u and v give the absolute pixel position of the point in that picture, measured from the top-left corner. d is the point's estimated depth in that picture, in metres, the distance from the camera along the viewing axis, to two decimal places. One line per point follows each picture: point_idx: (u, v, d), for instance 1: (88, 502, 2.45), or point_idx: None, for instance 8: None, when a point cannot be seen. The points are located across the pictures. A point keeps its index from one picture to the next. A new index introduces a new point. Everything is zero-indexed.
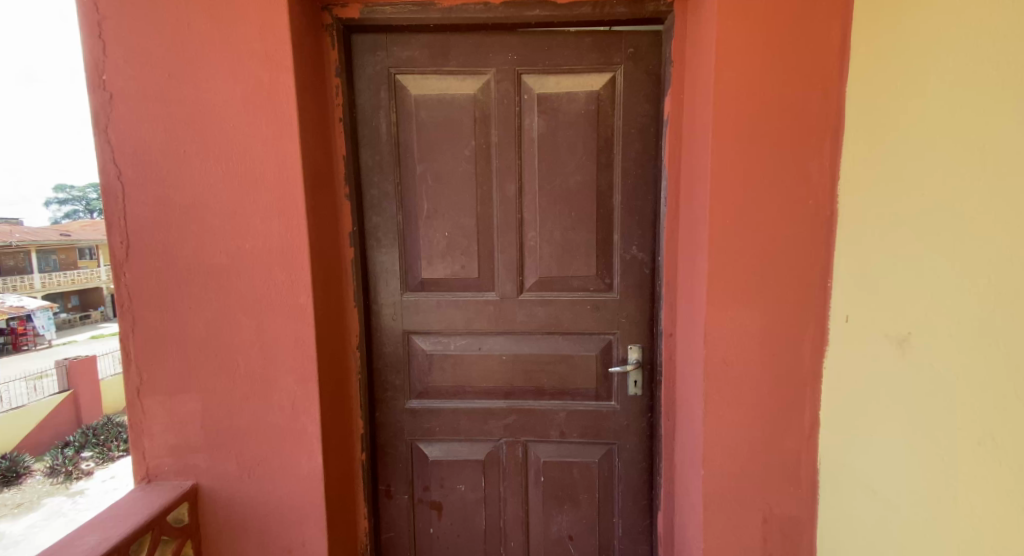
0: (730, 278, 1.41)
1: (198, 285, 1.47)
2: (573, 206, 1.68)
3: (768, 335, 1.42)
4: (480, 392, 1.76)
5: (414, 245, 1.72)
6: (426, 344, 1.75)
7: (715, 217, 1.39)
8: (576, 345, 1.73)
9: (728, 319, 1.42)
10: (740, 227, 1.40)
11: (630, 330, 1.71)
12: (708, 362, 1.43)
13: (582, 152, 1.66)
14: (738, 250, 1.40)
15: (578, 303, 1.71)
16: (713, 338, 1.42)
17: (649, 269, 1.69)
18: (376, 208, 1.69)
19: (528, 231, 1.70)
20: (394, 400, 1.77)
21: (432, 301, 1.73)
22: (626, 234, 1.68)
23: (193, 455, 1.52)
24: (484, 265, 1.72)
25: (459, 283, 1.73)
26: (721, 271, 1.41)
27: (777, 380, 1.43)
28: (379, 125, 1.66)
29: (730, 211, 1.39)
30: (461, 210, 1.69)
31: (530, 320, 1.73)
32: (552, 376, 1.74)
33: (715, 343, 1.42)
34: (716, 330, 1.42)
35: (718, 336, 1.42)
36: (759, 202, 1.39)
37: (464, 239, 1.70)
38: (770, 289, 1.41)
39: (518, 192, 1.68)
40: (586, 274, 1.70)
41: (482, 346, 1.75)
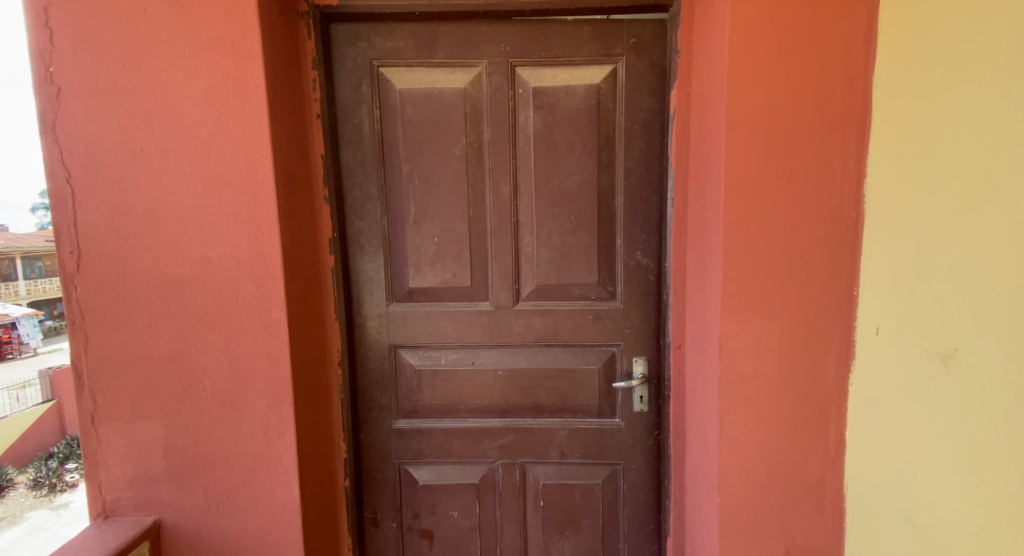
0: (746, 287, 1.29)
1: (157, 300, 1.33)
2: (572, 209, 1.55)
3: (789, 348, 1.30)
4: (473, 410, 1.63)
5: (400, 252, 1.58)
6: (415, 359, 1.62)
7: (731, 220, 1.27)
8: (576, 358, 1.60)
9: (745, 332, 1.30)
10: (758, 232, 1.28)
11: (634, 342, 1.59)
12: (722, 379, 1.31)
13: (581, 149, 1.53)
14: (756, 257, 1.28)
15: (579, 314, 1.58)
16: (728, 351, 1.30)
17: (654, 276, 1.57)
18: (359, 212, 1.56)
19: (524, 236, 1.57)
20: (380, 419, 1.63)
21: (421, 312, 1.60)
22: (629, 238, 1.56)
23: (155, 487, 1.38)
24: (476, 272, 1.59)
25: (450, 292, 1.59)
26: (736, 279, 1.29)
27: (799, 398, 1.31)
28: (361, 122, 1.53)
29: (747, 213, 1.27)
30: (451, 213, 1.56)
31: (526, 331, 1.59)
32: (551, 392, 1.61)
33: (730, 358, 1.30)
34: (731, 343, 1.30)
35: (734, 350, 1.30)
36: (780, 204, 1.27)
37: (455, 245, 1.57)
38: (791, 298, 1.29)
39: (513, 193, 1.55)
40: (586, 281, 1.57)
41: (475, 360, 1.61)
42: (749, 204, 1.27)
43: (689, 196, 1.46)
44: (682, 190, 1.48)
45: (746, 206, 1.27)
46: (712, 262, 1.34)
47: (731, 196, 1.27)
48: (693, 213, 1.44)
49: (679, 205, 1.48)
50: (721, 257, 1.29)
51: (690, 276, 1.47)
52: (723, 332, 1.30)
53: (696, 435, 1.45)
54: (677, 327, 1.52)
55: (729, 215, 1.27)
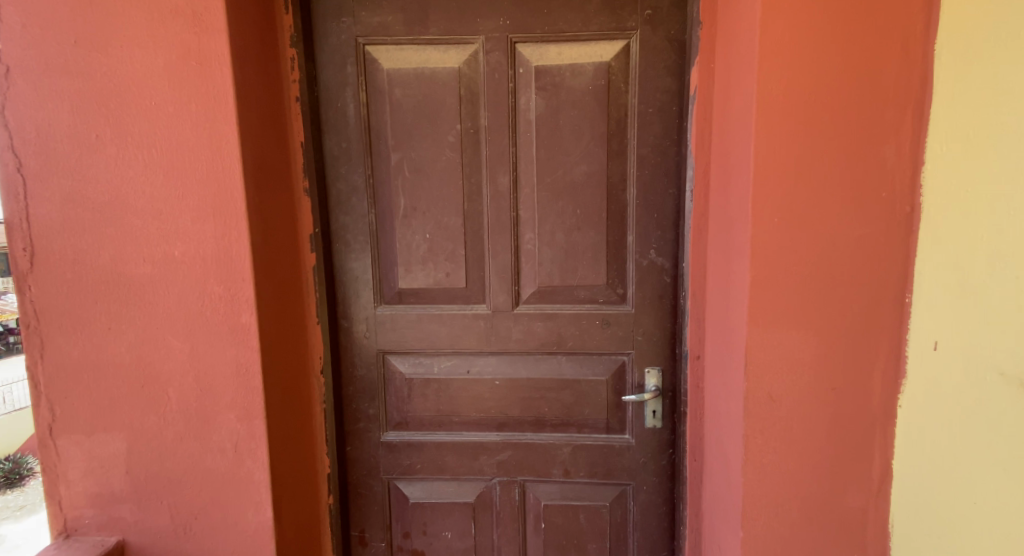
0: (776, 293, 1.13)
1: (117, 301, 1.20)
2: (579, 202, 1.39)
3: (827, 362, 1.14)
4: (469, 423, 1.49)
5: (389, 249, 1.44)
6: (405, 366, 1.48)
7: (758, 216, 1.12)
8: (582, 368, 1.45)
9: (775, 344, 1.15)
10: (790, 229, 1.12)
11: (646, 350, 1.43)
12: (748, 398, 1.16)
13: (590, 136, 1.38)
14: (788, 258, 1.12)
15: (585, 319, 1.43)
16: (755, 367, 1.16)
17: (670, 277, 1.41)
18: (343, 205, 1.41)
19: (524, 232, 1.42)
20: (367, 431, 1.50)
21: (412, 316, 1.45)
22: (642, 235, 1.40)
23: (118, 506, 1.26)
24: (472, 272, 1.44)
25: (443, 293, 1.45)
26: (765, 284, 1.13)
27: (837, 420, 1.16)
28: (345, 106, 1.38)
29: (777, 209, 1.11)
30: (444, 207, 1.41)
31: (527, 338, 1.44)
32: (554, 405, 1.46)
33: (760, 374, 1.16)
34: (758, 357, 1.15)
35: (762, 365, 1.15)
36: (817, 197, 1.11)
37: (448, 242, 1.42)
38: (828, 305, 1.13)
39: (512, 184, 1.40)
40: (594, 283, 1.42)
41: (471, 369, 1.47)
42: (780, 198, 1.11)
43: (711, 188, 1.31)
44: (702, 182, 1.33)
45: (776, 200, 1.11)
46: (737, 263, 1.18)
47: (757, 190, 1.11)
48: (715, 208, 1.29)
49: (699, 198, 1.33)
50: (747, 259, 1.14)
51: (711, 278, 1.31)
52: (748, 344, 1.15)
53: (717, 457, 1.30)
54: (696, 334, 1.37)
55: (756, 211, 1.12)
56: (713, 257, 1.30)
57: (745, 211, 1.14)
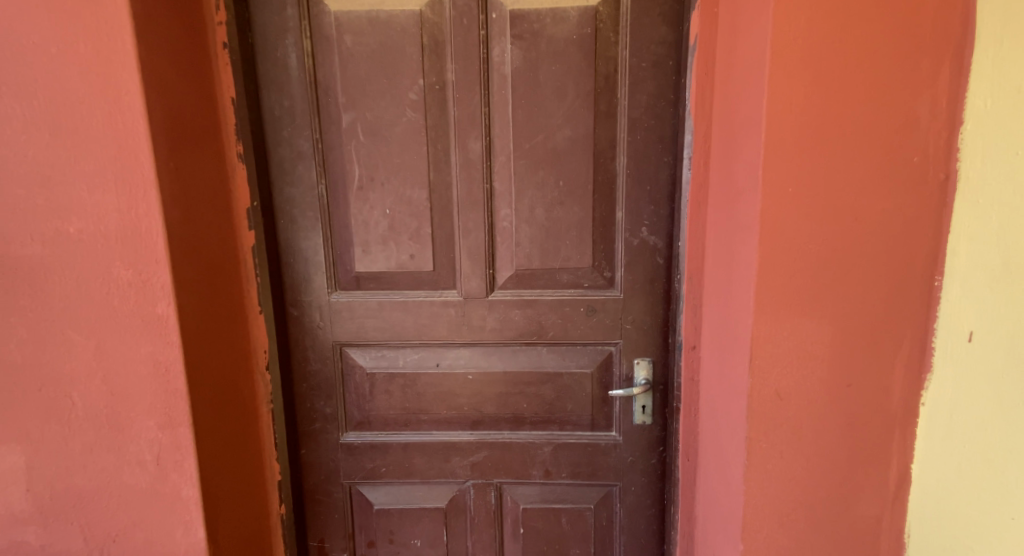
0: (788, 277, 0.98)
1: (4, 290, 0.99)
2: (562, 172, 1.22)
3: (843, 357, 0.99)
4: (439, 422, 1.33)
5: (343, 227, 1.24)
6: (366, 360, 1.30)
7: (770, 187, 0.95)
8: (565, 360, 1.30)
9: (786, 336, 0.99)
10: (808, 203, 0.96)
11: (636, 340, 1.29)
12: (752, 396, 1.01)
13: (574, 94, 1.19)
14: (804, 237, 0.96)
15: (569, 305, 1.27)
16: (761, 361, 1.00)
17: (663, 258, 1.25)
18: (287, 176, 1.20)
19: (499, 207, 1.23)
20: (324, 433, 1.33)
21: (372, 304, 1.27)
22: (632, 211, 1.24)
23: (22, 527, 1.08)
24: (440, 253, 1.25)
25: (407, 278, 1.26)
26: (776, 267, 0.98)
27: (853, 423, 1.02)
28: (286, 57, 1.16)
29: (793, 179, 0.95)
30: (406, 178, 1.21)
31: (503, 327, 1.28)
32: (533, 401, 1.31)
33: (767, 370, 1.00)
34: (765, 350, 1.00)
35: (770, 360, 1.00)
36: (839, 165, 0.94)
37: (411, 219, 1.23)
38: (846, 290, 0.97)
39: (485, 151, 1.21)
40: (578, 264, 1.25)
41: (441, 362, 1.30)
42: (795, 167, 0.95)
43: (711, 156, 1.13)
44: (701, 147, 1.16)
45: (792, 169, 0.95)
46: (743, 243, 1.02)
47: (768, 156, 0.95)
48: (716, 178, 1.12)
49: (698, 167, 1.17)
50: (756, 237, 0.98)
51: (711, 258, 1.15)
52: (754, 336, 1.00)
53: (713, 458, 1.16)
54: (691, 322, 1.22)
55: (768, 181, 0.95)
56: (713, 235, 1.14)
57: (754, 181, 0.98)
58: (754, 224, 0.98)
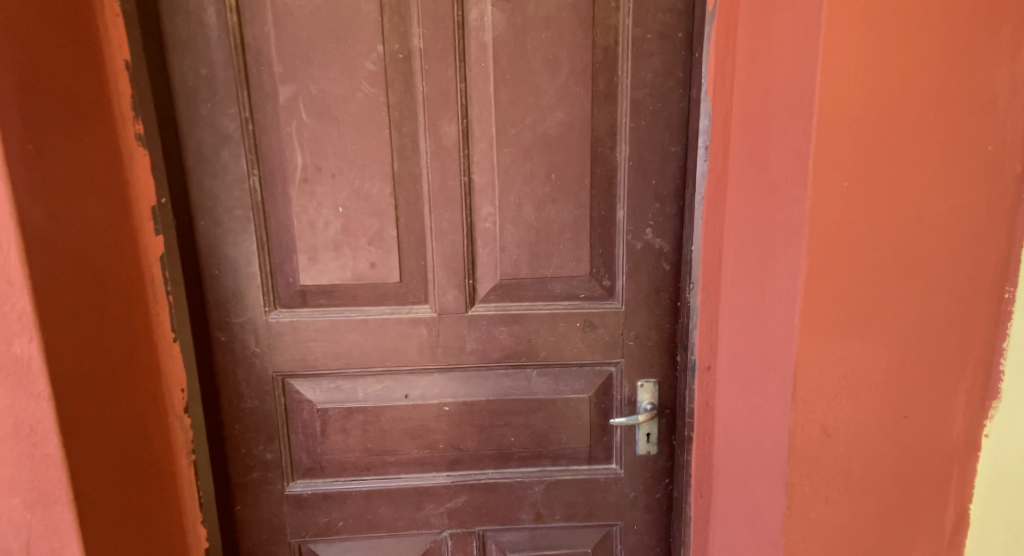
0: (842, 289, 0.80)
1: None
2: (554, 162, 0.98)
3: (900, 383, 0.84)
4: (407, 462, 1.11)
5: (282, 230, 0.96)
6: (315, 393, 1.05)
7: (823, 183, 0.77)
8: (557, 385, 1.09)
9: (835, 361, 0.83)
10: (868, 200, 0.78)
11: (639, 359, 1.09)
12: (794, 434, 0.84)
13: (567, 69, 0.96)
14: (861, 241, 0.79)
15: (564, 320, 1.05)
16: (805, 392, 0.83)
17: (669, 266, 1.05)
18: (206, 163, 0.92)
19: (481, 204, 0.99)
20: (264, 483, 1.09)
21: (322, 324, 1.01)
22: (636, 208, 1.02)
23: None
24: (408, 260, 0.99)
25: (367, 291, 1.00)
26: (828, 278, 0.80)
27: (908, 459, 0.87)
28: (199, 9, 0.88)
29: (851, 170, 0.77)
30: (364, 166, 0.94)
31: (485, 348, 1.05)
32: (522, 434, 1.11)
33: (813, 403, 0.84)
34: (809, 380, 0.83)
35: (817, 390, 0.83)
36: (903, 154, 0.78)
37: (371, 219, 0.96)
38: (906, 305, 0.81)
39: (463, 135, 0.95)
40: (574, 273, 1.03)
41: (410, 393, 1.07)
42: (852, 156, 0.77)
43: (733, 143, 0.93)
44: (719, 135, 0.95)
45: (849, 158, 0.77)
46: (780, 249, 0.84)
47: (820, 144, 0.76)
48: (739, 171, 0.92)
49: (715, 158, 0.96)
50: (802, 243, 0.79)
51: (730, 266, 0.97)
52: (798, 364, 0.82)
53: (735, 499, 0.99)
54: (705, 338, 1.03)
55: (818, 175, 0.77)
56: (734, 239, 0.95)
57: (803, 173, 0.78)
58: (799, 228, 0.80)
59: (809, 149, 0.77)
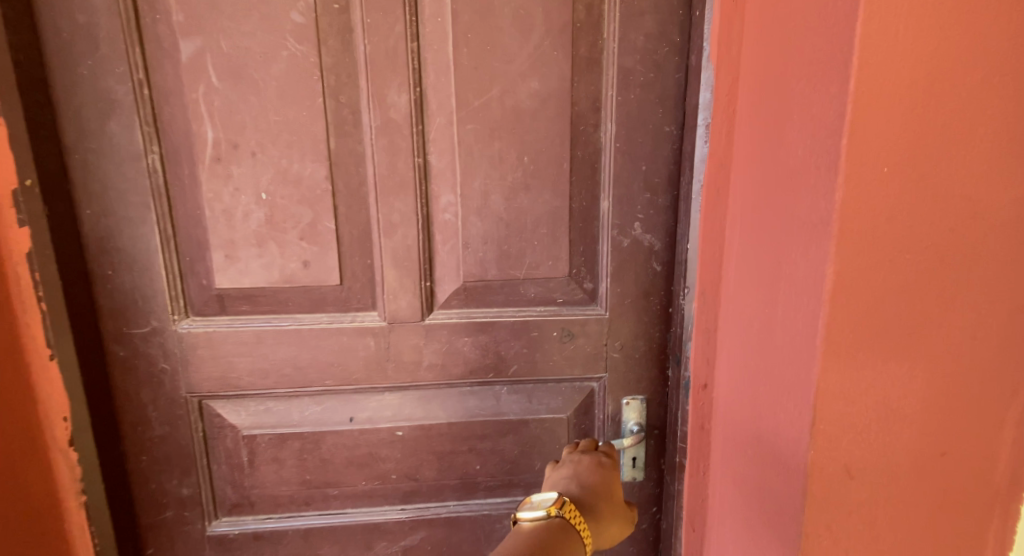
0: (877, 302, 0.64)
1: None
2: (526, 142, 0.81)
3: (936, 412, 0.70)
4: (354, 496, 0.94)
5: (191, 222, 0.78)
6: (240, 417, 0.88)
7: (857, 168, 0.60)
8: (530, 405, 0.93)
9: (862, 389, 0.67)
10: (914, 192, 0.62)
11: (626, 375, 0.93)
12: (810, 476, 0.68)
13: (543, 26, 0.79)
14: (899, 241, 0.63)
15: (538, 329, 0.89)
16: (825, 426, 0.67)
17: (660, 266, 0.89)
18: (91, 137, 0.74)
19: (439, 191, 0.81)
20: (181, 523, 0.92)
21: (245, 336, 0.83)
22: (622, 198, 0.85)
23: None
24: (350, 259, 0.82)
25: (300, 296, 0.83)
26: (861, 288, 0.64)
27: (944, 500, 0.73)
28: None
29: (894, 152, 0.60)
30: (292, 143, 0.76)
31: (444, 364, 0.88)
32: (489, 461, 0.94)
33: (835, 439, 0.68)
34: (830, 411, 0.67)
35: (843, 424, 0.68)
36: (956, 134, 0.61)
37: (301, 209, 0.78)
38: (949, 320, 0.67)
39: (415, 106, 0.78)
40: (551, 274, 0.87)
41: (355, 416, 0.90)
42: (896, 135, 0.60)
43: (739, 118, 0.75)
44: (722, 110, 0.78)
45: (892, 137, 0.60)
46: (797, 250, 0.67)
47: (855, 117, 0.59)
48: (746, 153, 0.74)
49: (716, 138, 0.79)
50: (830, 245, 0.62)
51: (732, 270, 0.79)
52: (818, 392, 0.66)
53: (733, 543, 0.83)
54: (701, 351, 0.87)
55: (851, 159, 0.60)
56: (739, 239, 0.77)
57: (834, 156, 0.60)
58: (826, 227, 0.62)
59: (843, 124, 0.59)
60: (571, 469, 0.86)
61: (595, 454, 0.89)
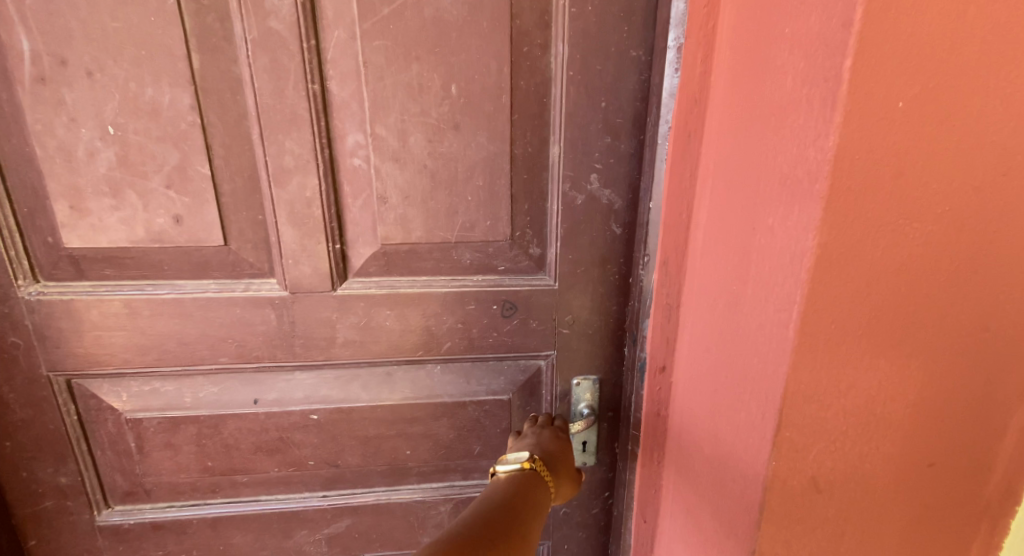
0: (869, 285, 0.51)
1: None
2: (453, 67, 0.64)
3: (928, 417, 0.57)
4: (265, 482, 0.82)
5: (22, 161, 0.61)
6: (121, 399, 0.74)
7: (862, 103, 0.45)
8: (468, 386, 0.79)
9: (840, 389, 0.54)
10: (929, 143, 0.48)
11: (577, 354, 0.79)
12: (769, 488, 0.56)
13: None
14: (902, 204, 0.49)
15: (476, 301, 0.74)
16: (791, 431, 0.55)
17: (621, 228, 0.73)
18: None
19: (342, 129, 0.65)
20: (65, 513, 0.79)
21: (113, 305, 0.68)
22: (576, 143, 0.69)
23: None
24: (232, 211, 0.66)
25: (176, 259, 0.67)
26: (852, 267, 0.50)
27: (927, 513, 0.62)
28: None
29: (910, 80, 0.45)
30: (140, 60, 0.59)
31: (362, 340, 0.74)
32: (421, 447, 0.81)
33: (801, 447, 0.55)
34: (798, 414, 0.54)
35: (818, 430, 0.55)
36: (988, 64, 0.46)
37: (161, 145, 0.62)
38: (957, 308, 0.54)
39: (302, 15, 0.60)
40: (489, 235, 0.72)
41: (260, 398, 0.76)
42: (914, 59, 0.45)
43: (719, 39, 0.59)
44: (698, 28, 0.61)
45: (907, 61, 0.45)
46: (774, 211, 0.51)
47: (866, 30, 0.43)
48: (725, 84, 0.58)
49: (689, 65, 0.62)
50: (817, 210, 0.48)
51: (699, 234, 0.64)
52: (786, 392, 0.53)
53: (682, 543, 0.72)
54: (659, 328, 0.73)
55: (855, 89, 0.44)
56: (709, 196, 0.62)
57: (836, 85, 0.45)
58: (815, 181, 0.47)
59: (850, 39, 0.44)
60: (532, 442, 0.74)
61: (554, 429, 0.78)
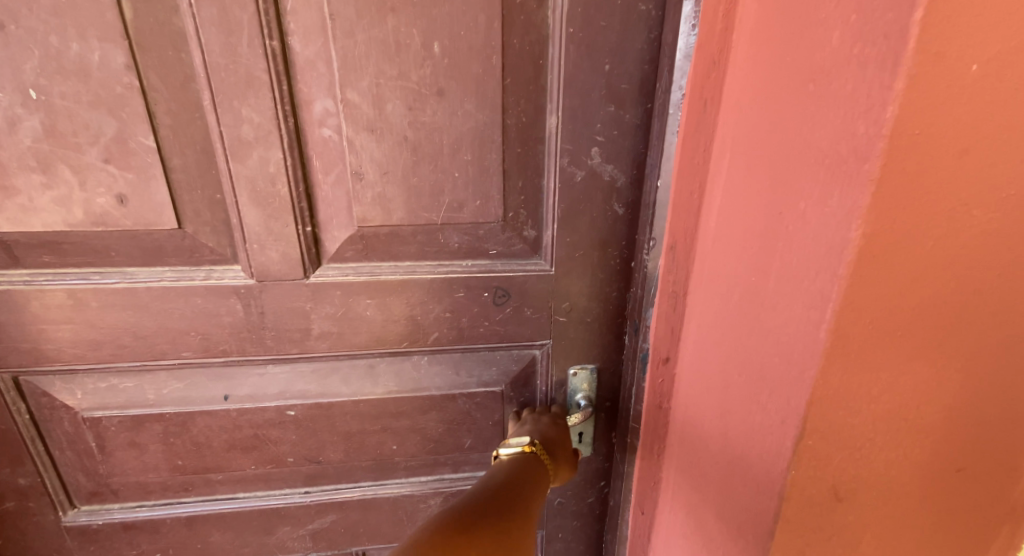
0: (915, 279, 0.43)
1: None
2: (435, 23, 0.55)
3: (964, 422, 0.51)
4: (242, 479, 0.76)
5: None
6: (76, 397, 0.67)
7: (928, 65, 0.37)
8: (456, 377, 0.73)
9: (872, 396, 0.47)
10: (998, 114, 0.40)
11: (575, 343, 0.73)
12: (786, 499, 0.50)
13: None
14: (960, 186, 0.41)
15: (465, 288, 0.67)
16: (814, 440, 0.48)
17: (625, 206, 0.66)
18: None
19: (306, 94, 0.56)
20: (27, 516, 0.73)
21: (58, 296, 0.61)
22: (576, 110, 0.60)
23: None
24: (184, 189, 0.58)
25: (124, 244, 0.59)
26: (898, 259, 0.42)
27: (952, 521, 0.57)
28: None
29: (985, 38, 0.37)
30: (61, 11, 0.50)
31: (340, 332, 0.67)
32: (408, 441, 0.76)
33: (825, 456, 0.49)
34: (824, 421, 0.47)
35: (846, 437, 0.48)
36: None
37: (95, 113, 0.54)
38: (1008, 304, 0.47)
39: None
40: (479, 216, 0.64)
41: (230, 393, 0.69)
42: (991, 11, 0.37)
43: None
44: None
45: (982, 13, 0.37)
46: (808, 192, 0.44)
47: None
48: (750, 41, 0.49)
49: (708, 20, 0.54)
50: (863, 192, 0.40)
51: (711, 212, 0.56)
52: (812, 398, 0.46)
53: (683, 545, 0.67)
54: (666, 317, 0.66)
55: (921, 49, 0.36)
56: (726, 171, 0.54)
57: (895, 42, 0.37)
58: (863, 159, 0.39)
59: None
60: (531, 429, 0.68)
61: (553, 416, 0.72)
